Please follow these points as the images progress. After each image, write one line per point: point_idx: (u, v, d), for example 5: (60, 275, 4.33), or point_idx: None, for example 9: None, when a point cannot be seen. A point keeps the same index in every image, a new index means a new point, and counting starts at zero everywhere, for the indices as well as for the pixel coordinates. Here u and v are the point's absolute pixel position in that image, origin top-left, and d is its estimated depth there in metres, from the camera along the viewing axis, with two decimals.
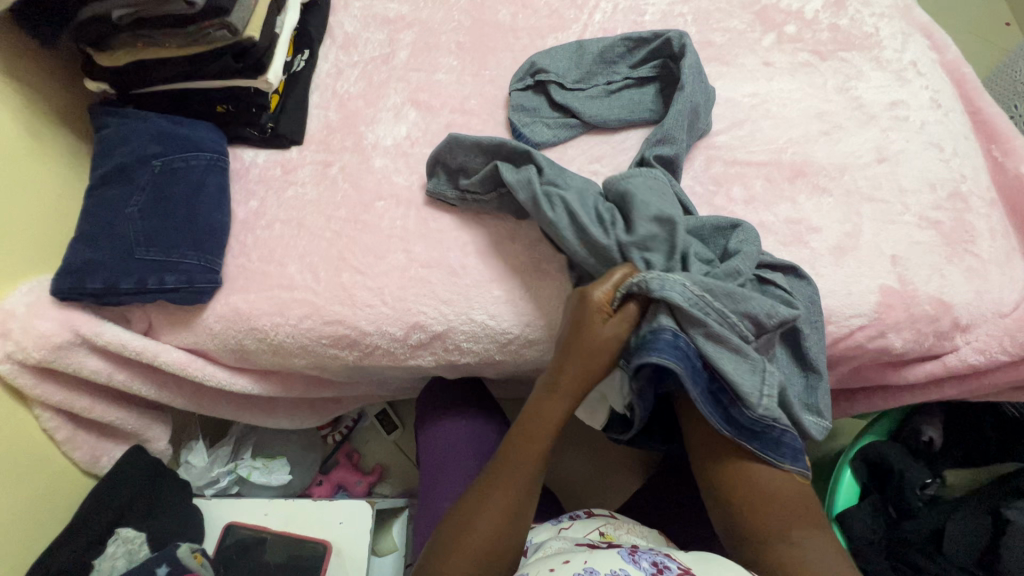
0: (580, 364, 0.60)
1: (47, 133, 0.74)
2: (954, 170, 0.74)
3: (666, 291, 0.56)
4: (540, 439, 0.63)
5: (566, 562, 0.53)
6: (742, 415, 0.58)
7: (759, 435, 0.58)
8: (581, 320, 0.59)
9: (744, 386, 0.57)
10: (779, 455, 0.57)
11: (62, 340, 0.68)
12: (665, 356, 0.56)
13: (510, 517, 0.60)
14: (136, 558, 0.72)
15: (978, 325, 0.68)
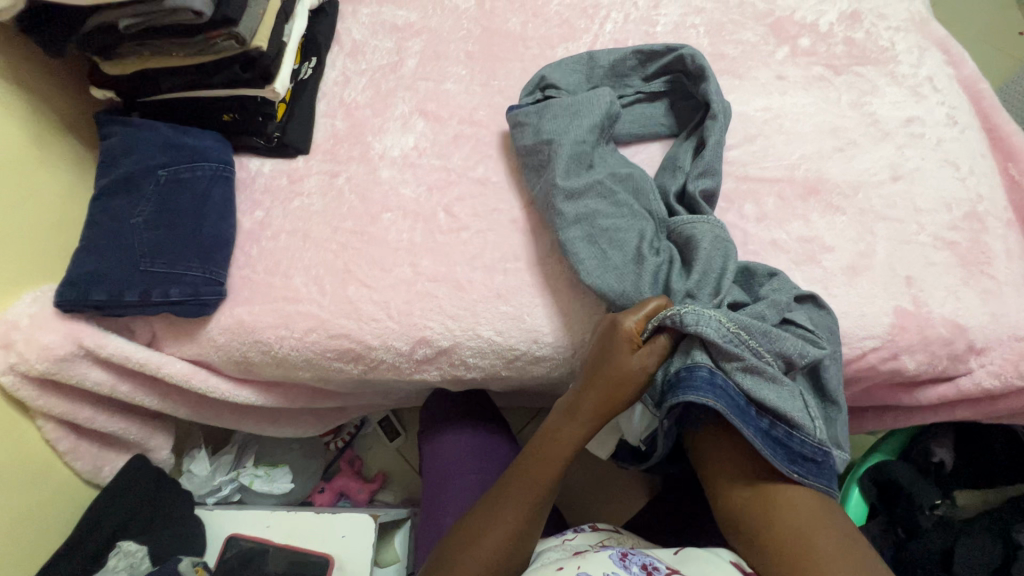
0: (603, 394, 0.59)
1: (51, 141, 0.73)
2: (970, 190, 0.72)
3: (704, 327, 0.56)
4: (556, 465, 0.62)
5: (558, 570, 0.55)
6: (798, 449, 0.56)
7: (815, 470, 0.56)
8: (608, 348, 0.59)
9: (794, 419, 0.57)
10: (833, 487, 0.57)
11: (66, 352, 0.67)
12: (710, 395, 0.55)
13: (518, 538, 0.60)
14: (137, 572, 0.71)
15: (993, 348, 0.67)
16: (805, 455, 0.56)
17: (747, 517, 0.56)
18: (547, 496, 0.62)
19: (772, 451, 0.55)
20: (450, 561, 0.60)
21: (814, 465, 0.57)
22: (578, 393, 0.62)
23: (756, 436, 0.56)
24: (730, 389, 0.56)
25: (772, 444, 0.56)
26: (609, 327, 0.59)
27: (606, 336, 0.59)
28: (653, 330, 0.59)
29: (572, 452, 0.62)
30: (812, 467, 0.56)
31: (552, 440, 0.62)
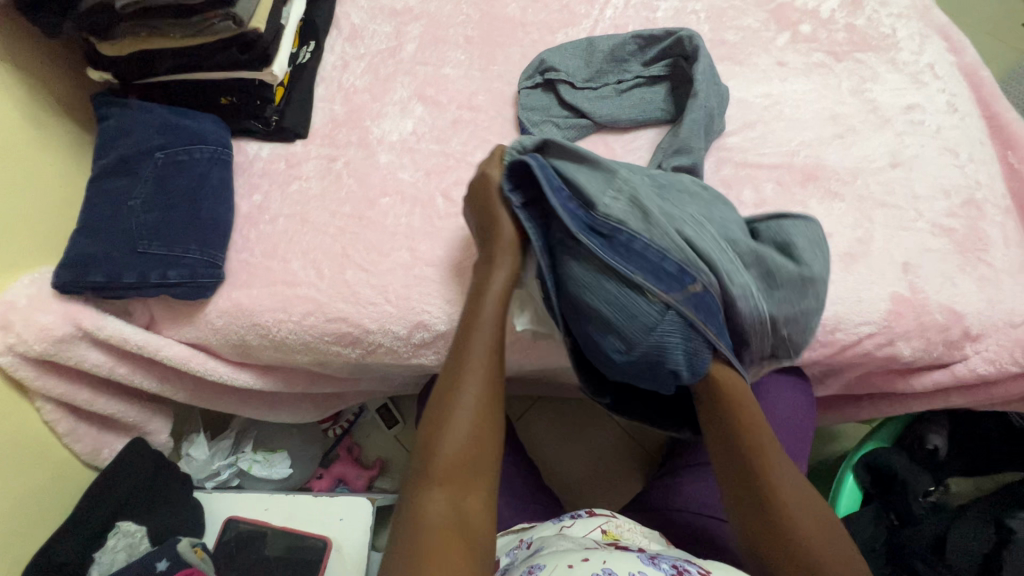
0: (506, 234, 0.59)
1: (48, 123, 0.73)
2: (969, 177, 0.72)
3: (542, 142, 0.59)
4: (485, 321, 0.57)
5: (587, 560, 0.50)
6: (599, 223, 0.54)
7: (620, 246, 0.54)
8: (485, 204, 0.61)
9: (602, 199, 0.55)
10: (658, 273, 0.53)
11: (64, 333, 0.67)
12: (533, 162, 0.57)
13: (485, 404, 0.54)
14: (136, 551, 0.72)
15: (988, 334, 0.67)
16: (613, 232, 0.54)
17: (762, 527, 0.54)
18: (496, 353, 0.56)
19: (573, 217, 0.55)
20: (427, 464, 0.51)
21: (625, 248, 0.53)
22: (483, 249, 0.61)
23: (566, 207, 0.55)
24: (554, 175, 0.57)
25: (579, 215, 0.55)
26: (478, 183, 0.62)
27: (475, 192, 0.62)
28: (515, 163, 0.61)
29: (504, 301, 0.58)
30: (620, 249, 0.53)
31: (472, 302, 0.58)
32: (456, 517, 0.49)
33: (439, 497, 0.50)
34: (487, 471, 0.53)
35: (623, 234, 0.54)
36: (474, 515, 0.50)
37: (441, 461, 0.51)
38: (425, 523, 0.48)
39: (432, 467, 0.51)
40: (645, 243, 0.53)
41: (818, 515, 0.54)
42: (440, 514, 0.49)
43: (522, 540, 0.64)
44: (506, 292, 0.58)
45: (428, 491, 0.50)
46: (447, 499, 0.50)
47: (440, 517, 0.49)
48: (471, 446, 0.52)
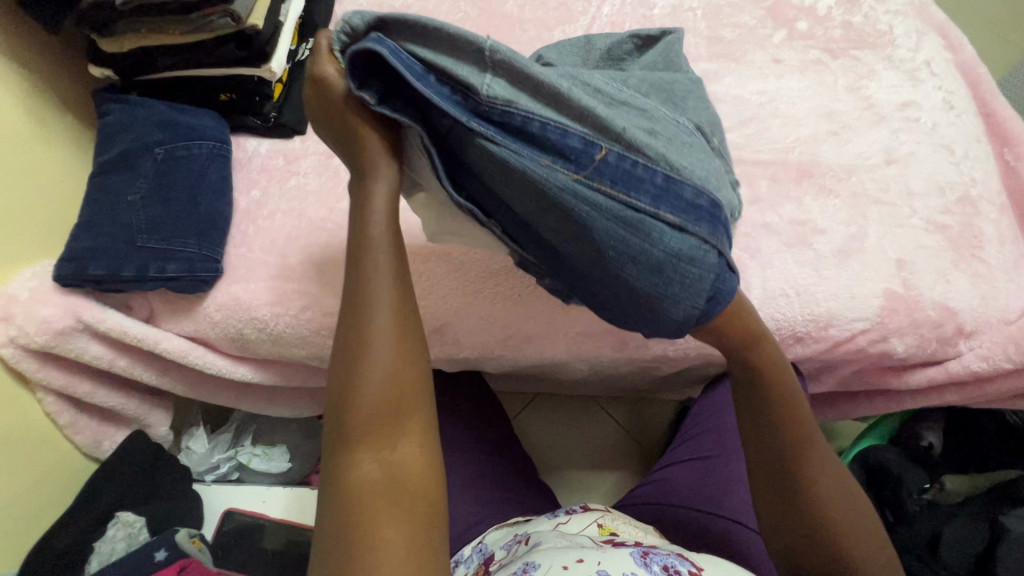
0: (372, 145, 0.48)
1: (50, 118, 0.74)
2: (965, 174, 0.72)
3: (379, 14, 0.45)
4: (376, 240, 0.47)
5: (580, 562, 0.50)
6: (487, 108, 0.44)
7: (522, 133, 0.45)
8: (340, 117, 0.48)
9: (481, 79, 0.44)
10: (573, 152, 0.45)
11: (64, 326, 0.68)
12: (376, 43, 0.44)
13: (397, 340, 0.44)
14: (136, 541, 0.73)
15: (982, 331, 0.67)
16: (505, 114, 0.44)
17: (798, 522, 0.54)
18: (396, 275, 0.46)
19: (454, 108, 0.44)
20: (340, 422, 0.43)
21: (523, 132, 0.45)
22: (355, 167, 0.49)
23: (438, 98, 0.44)
24: (408, 54, 0.45)
25: (458, 103, 0.45)
26: (315, 94, 0.49)
27: (324, 109, 0.49)
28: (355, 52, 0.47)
29: (394, 222, 0.48)
30: (521, 134, 0.45)
31: (357, 227, 0.47)
32: (389, 472, 0.42)
33: (365, 454, 0.43)
34: (417, 412, 0.45)
35: (515, 116, 0.44)
36: (412, 465, 0.43)
37: (355, 415, 0.43)
38: (355, 486, 0.42)
39: (347, 424, 0.43)
40: (543, 121, 0.44)
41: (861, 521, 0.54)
42: (372, 473, 0.42)
43: (517, 535, 0.65)
44: (394, 208, 0.48)
45: (351, 451, 0.43)
46: (375, 455, 0.43)
47: (372, 476, 0.42)
48: (390, 383, 0.44)
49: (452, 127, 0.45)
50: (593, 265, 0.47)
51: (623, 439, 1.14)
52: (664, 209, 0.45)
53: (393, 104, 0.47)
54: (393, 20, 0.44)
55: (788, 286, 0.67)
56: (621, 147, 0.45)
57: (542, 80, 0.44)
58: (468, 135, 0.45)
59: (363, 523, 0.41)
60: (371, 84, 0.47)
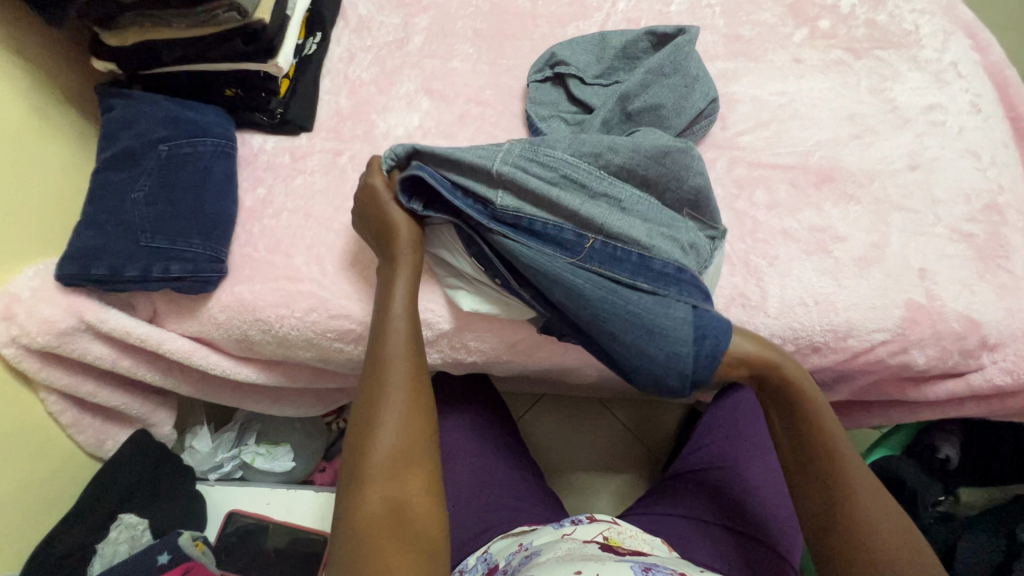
0: (404, 235, 0.60)
1: (52, 113, 0.72)
2: (991, 181, 0.70)
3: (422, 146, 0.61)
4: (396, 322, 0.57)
5: (578, 574, 0.47)
6: (502, 214, 0.59)
7: (529, 233, 0.59)
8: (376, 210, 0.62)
9: (495, 193, 0.59)
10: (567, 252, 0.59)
11: (67, 326, 0.67)
12: (419, 170, 0.59)
13: (412, 394, 0.53)
14: (138, 543, 0.73)
15: (1007, 344, 0.65)
16: (516, 219, 0.59)
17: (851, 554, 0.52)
18: (413, 343, 0.56)
19: (476, 213, 0.59)
20: (357, 469, 0.50)
21: (530, 230, 0.59)
22: (383, 252, 0.62)
23: (466, 206, 0.59)
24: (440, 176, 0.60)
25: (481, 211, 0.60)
26: (364, 194, 0.63)
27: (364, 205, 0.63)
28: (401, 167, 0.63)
29: (411, 301, 0.58)
30: (526, 230, 0.59)
31: (382, 303, 0.58)
32: (395, 512, 0.48)
33: (373, 496, 0.49)
34: (425, 459, 0.52)
35: (524, 220, 0.59)
36: (418, 509, 0.49)
37: (369, 462, 0.50)
38: (364, 521, 0.47)
39: (361, 467, 0.50)
40: (544, 222, 0.59)
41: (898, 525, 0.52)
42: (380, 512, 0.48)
43: (521, 545, 0.62)
44: (413, 288, 0.59)
45: (362, 492, 0.49)
46: (382, 496, 0.49)
47: (379, 512, 0.48)
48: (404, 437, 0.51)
49: (476, 226, 0.60)
50: (589, 327, 0.58)
51: (630, 444, 1.12)
52: (641, 280, 0.58)
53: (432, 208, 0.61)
54: (424, 152, 0.60)
55: (806, 295, 0.65)
56: (605, 237, 0.59)
57: (540, 192, 0.59)
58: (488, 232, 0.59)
59: (372, 556, 0.46)
60: (415, 195, 0.61)
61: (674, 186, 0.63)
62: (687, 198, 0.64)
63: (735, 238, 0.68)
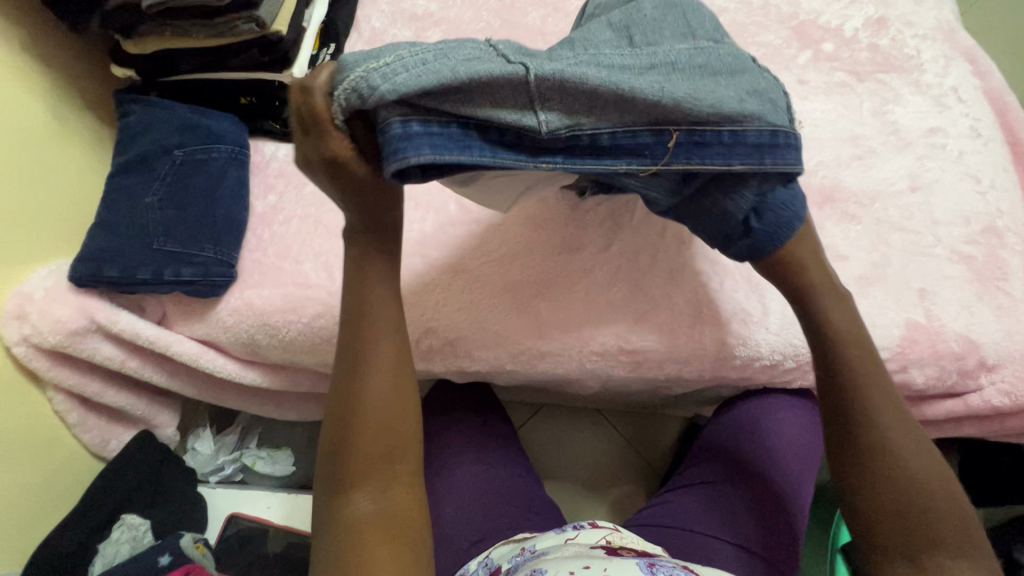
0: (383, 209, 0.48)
1: (71, 117, 0.74)
2: (990, 204, 0.71)
3: (372, 66, 0.38)
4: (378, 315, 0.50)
5: (587, 567, 0.49)
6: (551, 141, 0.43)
7: (592, 152, 0.45)
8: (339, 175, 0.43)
9: (533, 116, 0.42)
10: (647, 159, 0.45)
11: (78, 326, 0.68)
12: (409, 148, 0.39)
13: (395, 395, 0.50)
14: (141, 543, 0.72)
15: (1004, 365, 0.66)
16: (572, 137, 0.43)
17: (898, 546, 0.49)
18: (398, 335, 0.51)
19: (515, 156, 0.43)
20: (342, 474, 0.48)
21: (592, 149, 0.44)
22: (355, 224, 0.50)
23: (496, 154, 0.43)
24: (434, 124, 0.40)
25: (518, 150, 0.44)
26: (314, 151, 0.42)
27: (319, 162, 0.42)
28: (350, 117, 0.40)
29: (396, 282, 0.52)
30: (587, 151, 0.45)
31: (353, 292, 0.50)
32: (383, 513, 0.48)
33: (360, 501, 0.48)
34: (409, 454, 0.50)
35: (583, 135, 0.43)
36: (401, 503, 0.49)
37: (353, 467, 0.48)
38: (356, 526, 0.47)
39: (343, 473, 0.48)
40: (609, 132, 0.44)
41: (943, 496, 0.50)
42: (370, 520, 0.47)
43: (524, 549, 0.63)
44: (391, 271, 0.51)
45: (348, 496, 0.48)
46: (371, 499, 0.48)
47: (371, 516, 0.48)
48: (387, 438, 0.49)
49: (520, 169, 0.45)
50: (681, 207, 0.54)
51: (629, 455, 1.13)
52: (738, 162, 0.46)
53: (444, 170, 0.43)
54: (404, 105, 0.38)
55: None
56: (688, 125, 0.44)
57: (587, 87, 0.41)
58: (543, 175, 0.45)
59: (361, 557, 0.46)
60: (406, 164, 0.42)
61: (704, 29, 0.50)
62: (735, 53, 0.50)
63: None
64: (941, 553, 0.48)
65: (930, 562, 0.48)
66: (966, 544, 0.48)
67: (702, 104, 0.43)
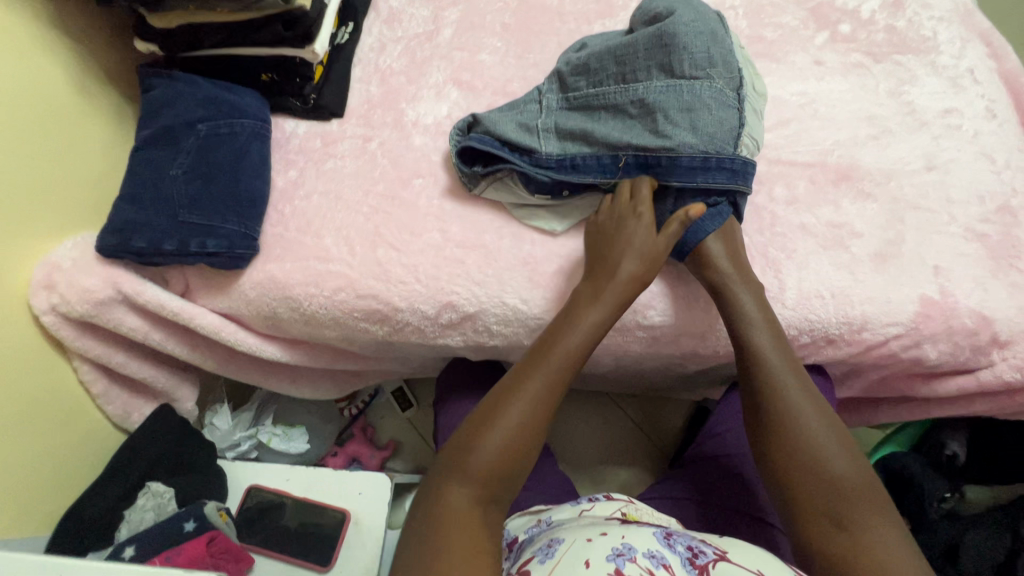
0: (619, 277, 0.63)
1: (95, 89, 0.75)
2: (1005, 183, 0.72)
3: (474, 117, 0.75)
4: (558, 361, 0.59)
5: (605, 535, 0.49)
6: (546, 160, 0.71)
7: (572, 166, 0.70)
8: (609, 236, 0.66)
9: (541, 145, 0.71)
10: (609, 173, 0.70)
11: (105, 296, 0.69)
12: (477, 144, 0.72)
13: (530, 417, 0.56)
14: (163, 513, 0.73)
15: (1017, 341, 0.67)
16: (561, 160, 0.71)
17: (820, 512, 0.53)
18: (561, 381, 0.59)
19: (524, 162, 0.71)
20: (457, 464, 0.53)
21: (574, 165, 0.70)
22: (589, 283, 0.65)
23: (517, 160, 0.71)
24: (491, 138, 0.72)
25: (526, 160, 0.71)
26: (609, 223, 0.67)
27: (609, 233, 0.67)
28: (459, 136, 0.76)
29: (586, 347, 0.61)
30: (569, 168, 0.71)
31: (555, 335, 0.61)
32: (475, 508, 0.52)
33: (459, 491, 0.52)
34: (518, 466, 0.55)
35: (568, 159, 0.70)
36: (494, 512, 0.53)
37: (472, 470, 0.53)
38: (449, 511, 0.51)
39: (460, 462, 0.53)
40: (584, 155, 0.70)
41: (853, 471, 0.54)
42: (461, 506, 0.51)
43: (540, 520, 0.64)
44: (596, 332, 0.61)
45: (451, 487, 0.52)
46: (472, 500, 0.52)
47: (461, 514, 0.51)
48: (506, 452, 0.54)
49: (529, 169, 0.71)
50: None
51: (638, 439, 1.14)
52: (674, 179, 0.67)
53: (491, 165, 0.72)
54: (480, 131, 0.73)
55: (823, 288, 0.67)
56: (635, 154, 0.68)
57: (575, 130, 0.71)
58: (538, 179, 0.71)
59: (450, 533, 0.49)
60: (476, 163, 0.74)
61: (689, 60, 0.66)
62: (705, 86, 0.66)
63: (754, 231, 0.71)
64: (850, 509, 0.52)
65: (853, 522, 0.51)
66: (871, 504, 0.52)
67: (650, 140, 0.67)
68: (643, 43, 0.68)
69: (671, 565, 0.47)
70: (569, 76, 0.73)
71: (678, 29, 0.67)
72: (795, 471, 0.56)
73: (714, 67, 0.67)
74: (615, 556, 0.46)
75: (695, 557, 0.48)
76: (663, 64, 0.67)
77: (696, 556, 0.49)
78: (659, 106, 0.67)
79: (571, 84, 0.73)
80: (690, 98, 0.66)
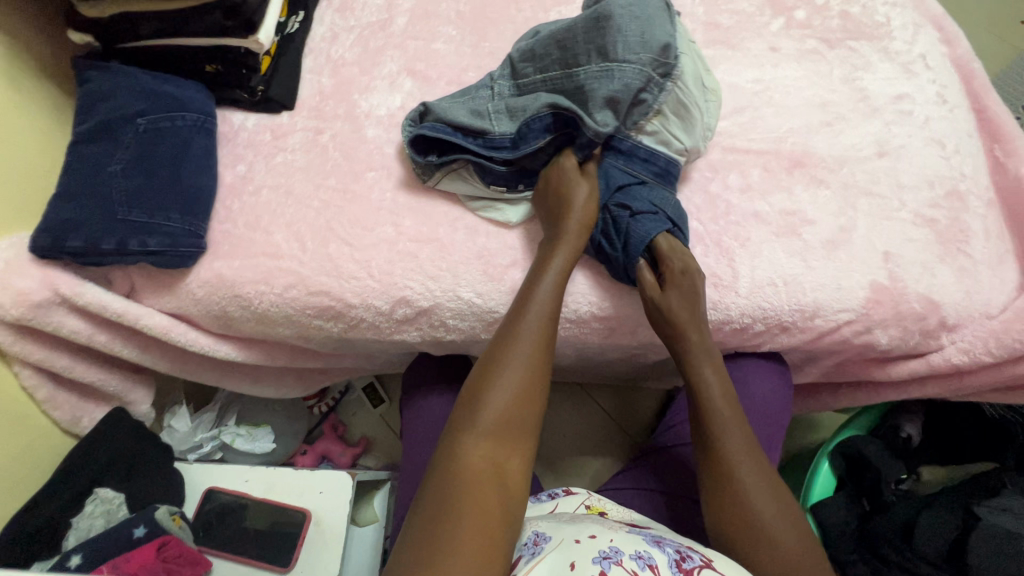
0: (579, 215, 0.65)
1: (29, 83, 0.72)
2: (954, 168, 0.73)
3: (424, 105, 0.73)
4: (547, 308, 0.60)
5: (591, 537, 0.49)
6: (498, 141, 0.69)
7: (522, 143, 0.68)
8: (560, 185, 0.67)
9: (491, 125, 0.69)
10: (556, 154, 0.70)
11: (41, 299, 0.67)
12: (427, 131, 0.69)
13: (531, 367, 0.56)
14: (113, 518, 0.72)
15: (964, 324, 0.68)
16: (513, 139, 0.68)
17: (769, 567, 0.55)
18: (550, 325, 0.60)
19: (477, 145, 0.69)
20: (470, 420, 0.53)
21: (524, 141, 0.68)
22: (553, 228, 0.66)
23: (469, 143, 0.69)
24: (442, 124, 0.70)
25: (479, 142, 0.69)
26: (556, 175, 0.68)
27: (559, 179, 0.68)
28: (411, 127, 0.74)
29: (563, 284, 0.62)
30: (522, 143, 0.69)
31: (536, 279, 0.62)
32: (491, 466, 0.52)
33: (473, 450, 0.52)
34: (525, 419, 0.55)
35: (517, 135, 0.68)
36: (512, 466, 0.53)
37: (480, 424, 0.53)
38: (465, 470, 0.51)
39: (468, 420, 0.54)
40: (531, 131, 0.68)
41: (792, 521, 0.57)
42: (477, 463, 0.52)
43: None
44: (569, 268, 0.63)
45: (464, 444, 0.52)
46: (487, 454, 0.52)
47: (479, 465, 0.52)
48: (512, 408, 0.54)
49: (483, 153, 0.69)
50: None
51: (610, 429, 1.14)
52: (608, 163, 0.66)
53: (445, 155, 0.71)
54: (430, 118, 0.70)
55: (775, 276, 0.67)
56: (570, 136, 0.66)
57: (523, 106, 0.68)
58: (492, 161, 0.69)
59: (467, 496, 0.49)
60: (428, 152, 0.72)
61: (624, 43, 0.64)
62: (637, 70, 0.64)
63: (708, 220, 0.70)
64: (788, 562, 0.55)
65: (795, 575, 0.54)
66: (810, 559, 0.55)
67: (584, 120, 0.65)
68: (581, 26, 0.66)
69: (657, 566, 0.47)
70: (518, 61, 0.72)
71: (615, 11, 0.65)
72: (743, 525, 0.56)
73: (653, 48, 0.64)
74: (603, 558, 0.46)
75: (682, 560, 0.49)
76: (600, 47, 0.65)
77: (684, 559, 0.49)
78: (595, 90, 0.65)
79: (520, 71, 0.72)
80: (620, 85, 0.64)
